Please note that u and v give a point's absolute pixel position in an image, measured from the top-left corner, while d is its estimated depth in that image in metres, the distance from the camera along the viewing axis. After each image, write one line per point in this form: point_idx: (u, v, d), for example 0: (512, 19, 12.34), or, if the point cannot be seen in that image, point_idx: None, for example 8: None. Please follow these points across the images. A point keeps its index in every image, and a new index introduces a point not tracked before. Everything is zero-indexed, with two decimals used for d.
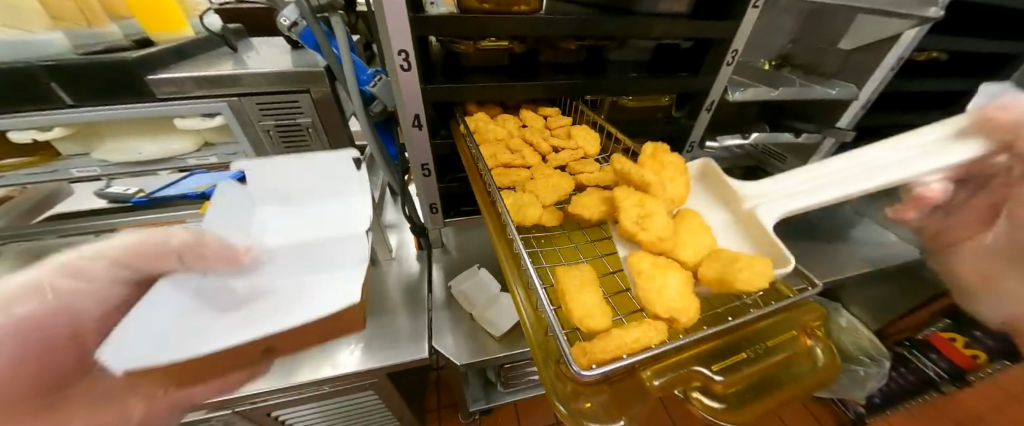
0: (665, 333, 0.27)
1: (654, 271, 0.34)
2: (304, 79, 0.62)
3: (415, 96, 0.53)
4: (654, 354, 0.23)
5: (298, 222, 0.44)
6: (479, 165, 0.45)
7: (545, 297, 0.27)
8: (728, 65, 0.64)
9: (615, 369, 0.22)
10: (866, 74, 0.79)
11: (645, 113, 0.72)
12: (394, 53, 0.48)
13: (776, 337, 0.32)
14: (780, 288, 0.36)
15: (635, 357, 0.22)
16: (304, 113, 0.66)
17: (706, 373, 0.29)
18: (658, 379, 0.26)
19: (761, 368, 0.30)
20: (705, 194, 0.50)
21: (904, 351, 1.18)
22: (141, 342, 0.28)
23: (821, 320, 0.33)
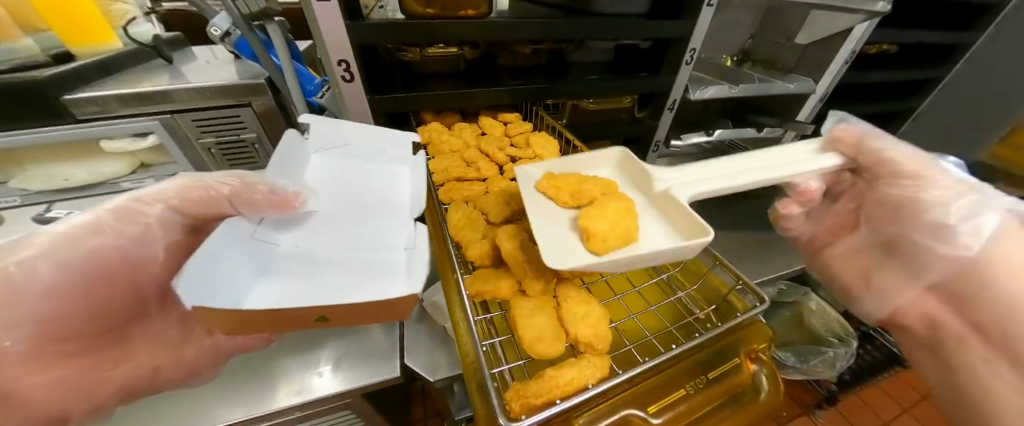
0: (602, 371, 0.28)
1: (584, 299, 0.35)
2: (245, 92, 0.58)
3: (362, 108, 0.50)
4: (580, 401, 0.24)
5: (345, 188, 0.40)
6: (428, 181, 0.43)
7: (478, 334, 0.27)
8: (687, 64, 0.63)
9: (539, 418, 0.22)
10: (822, 67, 0.81)
11: (609, 115, 0.71)
12: (333, 63, 0.45)
13: (724, 364, 0.32)
14: (731, 303, 0.36)
15: (564, 407, 0.23)
16: (247, 128, 0.62)
17: (642, 415, 0.28)
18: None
19: (701, 402, 0.29)
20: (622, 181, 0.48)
21: (869, 330, 1.25)
22: (206, 281, 0.26)
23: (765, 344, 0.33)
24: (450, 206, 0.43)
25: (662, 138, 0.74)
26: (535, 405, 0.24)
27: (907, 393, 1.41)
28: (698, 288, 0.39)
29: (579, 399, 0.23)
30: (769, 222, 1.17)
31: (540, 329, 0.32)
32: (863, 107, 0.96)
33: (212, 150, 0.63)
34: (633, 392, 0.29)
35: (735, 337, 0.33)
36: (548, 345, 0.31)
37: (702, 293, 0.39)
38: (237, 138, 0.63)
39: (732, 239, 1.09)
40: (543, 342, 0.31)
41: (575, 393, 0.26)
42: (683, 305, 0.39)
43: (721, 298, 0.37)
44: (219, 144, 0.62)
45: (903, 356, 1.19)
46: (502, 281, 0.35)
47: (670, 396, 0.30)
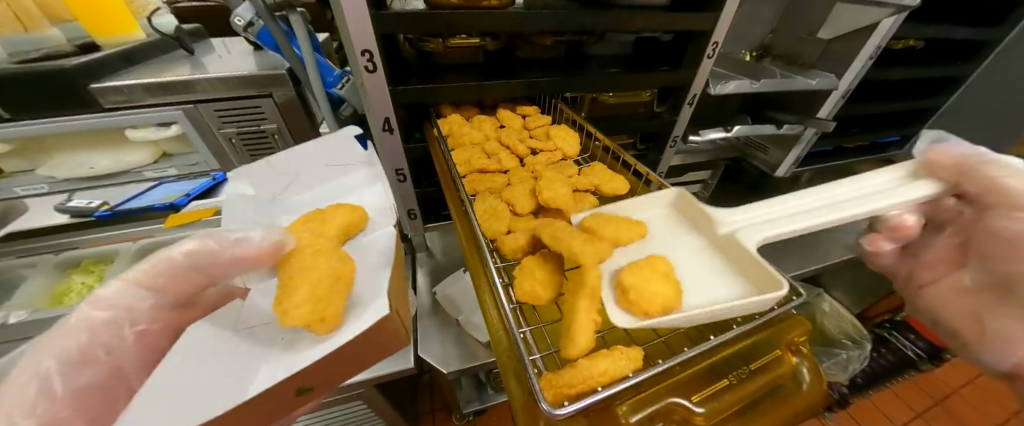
0: (636, 361, 0.28)
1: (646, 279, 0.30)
2: (265, 83, 0.58)
3: (383, 99, 0.50)
4: (620, 389, 0.23)
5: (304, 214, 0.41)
6: (451, 170, 0.43)
7: (514, 322, 0.27)
8: (709, 58, 0.62)
9: (583, 405, 0.22)
10: (846, 63, 0.79)
11: (627, 109, 0.70)
12: (357, 53, 0.45)
13: (763, 357, 0.31)
14: None
15: (609, 392, 0.23)
16: (268, 119, 0.63)
17: (687, 404, 0.28)
18: (634, 414, 0.27)
19: (743, 395, 0.29)
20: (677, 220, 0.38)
21: (885, 333, 1.24)
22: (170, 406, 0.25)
23: (805, 336, 0.33)
24: (472, 198, 0.42)
25: (680, 134, 0.73)
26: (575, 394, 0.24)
27: (920, 398, 1.39)
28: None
29: (621, 386, 0.23)
30: None
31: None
32: (887, 105, 0.93)
33: (233, 140, 0.63)
34: (670, 383, 0.29)
35: (772, 332, 0.33)
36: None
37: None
38: (257, 129, 0.63)
39: None
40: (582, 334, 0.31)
41: (617, 381, 0.26)
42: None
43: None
44: (239, 135, 0.63)
45: (919, 360, 1.19)
46: (537, 274, 0.34)
47: (710, 389, 0.29)
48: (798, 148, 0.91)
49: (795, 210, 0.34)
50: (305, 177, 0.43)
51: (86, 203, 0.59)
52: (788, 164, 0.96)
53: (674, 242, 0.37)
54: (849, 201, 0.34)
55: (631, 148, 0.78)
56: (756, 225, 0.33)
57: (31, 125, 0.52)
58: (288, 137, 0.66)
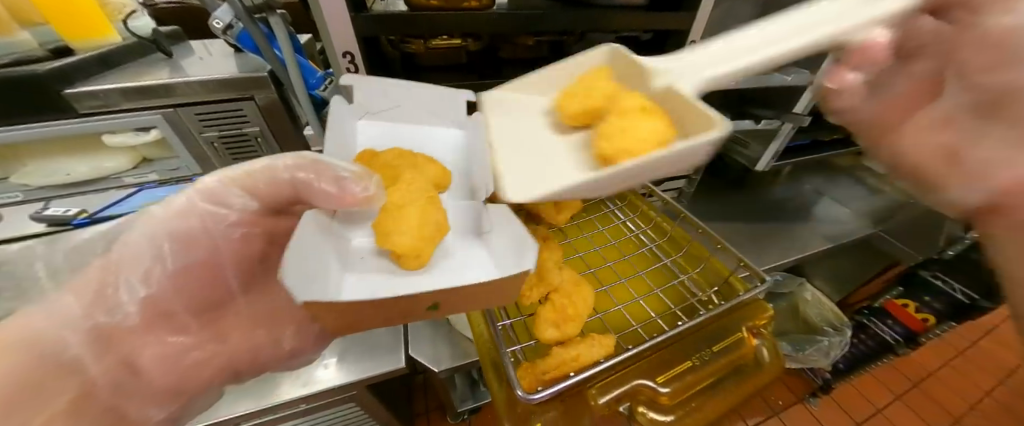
0: (608, 346, 0.28)
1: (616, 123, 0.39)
2: (247, 86, 0.57)
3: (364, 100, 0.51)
4: (586, 374, 0.25)
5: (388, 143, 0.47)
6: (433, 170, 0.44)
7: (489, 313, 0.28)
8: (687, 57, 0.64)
9: (552, 391, 0.23)
10: (819, 59, 0.82)
11: None
12: (338, 55, 0.46)
13: (729, 339, 0.33)
14: (732, 284, 0.37)
15: (577, 377, 0.24)
16: (250, 122, 0.62)
17: (653, 385, 0.29)
18: (604, 397, 0.28)
19: (707, 375, 0.30)
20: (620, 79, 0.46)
21: (863, 318, 1.24)
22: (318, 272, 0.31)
23: (767, 319, 0.34)
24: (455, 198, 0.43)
25: None
26: (545, 381, 0.25)
27: (899, 381, 1.44)
28: (700, 270, 0.40)
29: (588, 371, 0.24)
30: (767, 214, 1.18)
31: (552, 311, 0.33)
32: None
33: (215, 144, 0.63)
34: (641, 367, 0.31)
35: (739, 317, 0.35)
36: (565, 326, 0.32)
37: (705, 276, 0.40)
38: (240, 132, 0.63)
39: (728, 231, 1.11)
40: (557, 326, 0.32)
41: (589, 365, 0.27)
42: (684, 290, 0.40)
43: (722, 279, 0.38)
44: (222, 138, 0.62)
45: (897, 345, 1.19)
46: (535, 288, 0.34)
47: (677, 371, 0.31)
48: (776, 143, 0.94)
49: (737, 48, 0.38)
50: (406, 107, 0.48)
51: (63, 211, 0.58)
52: (768, 159, 0.98)
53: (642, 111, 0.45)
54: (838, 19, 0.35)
55: None
56: (691, 76, 0.39)
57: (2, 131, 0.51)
58: (272, 140, 0.65)
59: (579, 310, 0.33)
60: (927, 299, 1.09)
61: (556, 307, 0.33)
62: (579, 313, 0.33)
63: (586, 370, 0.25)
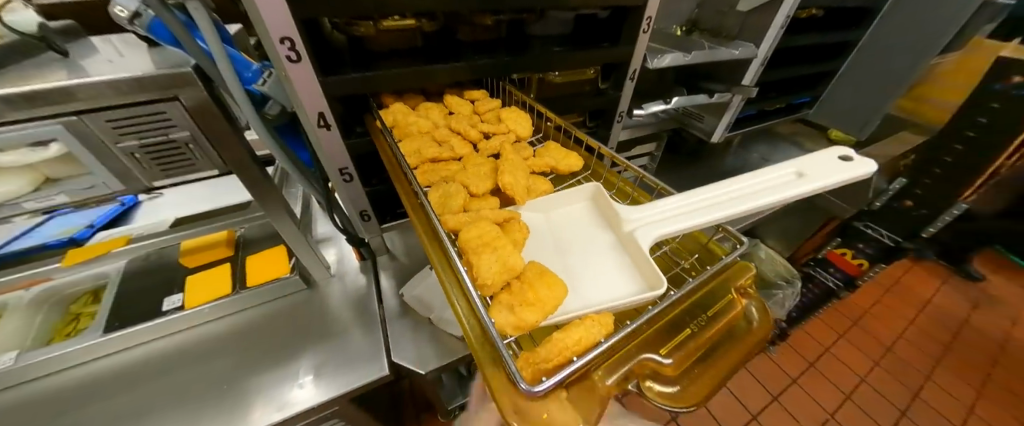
0: (610, 325, 0.27)
1: (481, 247, 0.29)
2: (167, 83, 0.49)
3: (312, 92, 0.45)
4: (592, 357, 0.23)
5: None
6: (399, 162, 0.39)
7: (481, 305, 0.25)
8: (644, 33, 0.65)
9: (559, 380, 0.22)
10: (761, 33, 0.86)
11: (573, 87, 0.71)
12: (274, 42, 0.40)
13: (719, 303, 0.34)
14: (711, 248, 0.38)
15: (590, 358, 0.23)
16: (178, 126, 0.54)
17: (657, 358, 0.29)
18: (610, 377, 0.27)
19: (704, 340, 0.31)
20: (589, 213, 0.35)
21: (811, 269, 1.38)
22: None
23: (750, 279, 0.36)
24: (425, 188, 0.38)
25: (626, 108, 0.76)
26: (549, 370, 0.24)
27: (841, 322, 1.62)
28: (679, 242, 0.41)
29: (600, 350, 0.23)
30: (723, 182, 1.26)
31: (513, 295, 0.27)
32: (798, 69, 1.04)
33: (137, 156, 0.54)
34: (641, 341, 0.30)
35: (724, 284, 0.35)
36: (526, 314, 0.26)
37: (687, 245, 0.40)
38: (166, 138, 0.54)
39: None
40: (513, 310, 0.26)
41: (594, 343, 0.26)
42: (664, 263, 0.40)
43: (702, 246, 0.38)
44: (145, 148, 0.54)
45: (838, 289, 1.33)
46: (487, 266, 0.28)
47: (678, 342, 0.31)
48: (727, 115, 0.99)
49: (711, 201, 0.31)
50: None
51: None
52: (722, 131, 1.03)
53: (591, 240, 0.33)
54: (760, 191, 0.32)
55: (581, 126, 0.80)
56: (659, 221, 0.31)
57: None
58: (208, 146, 0.57)
59: (542, 295, 0.27)
60: (860, 245, 1.22)
61: (518, 298, 0.27)
62: (542, 299, 0.27)
63: (597, 349, 0.24)
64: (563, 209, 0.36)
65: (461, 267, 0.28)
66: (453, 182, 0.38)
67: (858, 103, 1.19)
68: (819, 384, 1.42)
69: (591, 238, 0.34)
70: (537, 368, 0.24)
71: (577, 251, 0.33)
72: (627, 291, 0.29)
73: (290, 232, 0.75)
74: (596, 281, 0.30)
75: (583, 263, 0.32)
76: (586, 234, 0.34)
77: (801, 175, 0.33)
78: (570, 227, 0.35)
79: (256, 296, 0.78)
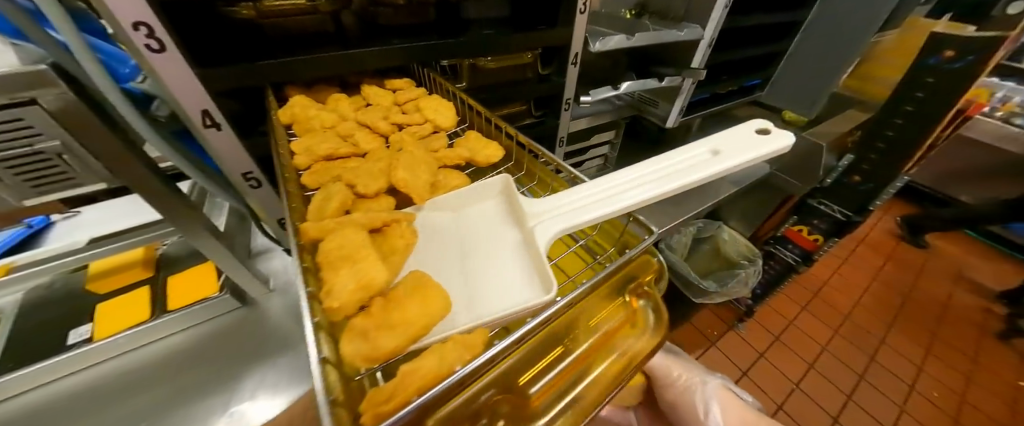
0: (477, 345, 0.23)
1: (341, 259, 0.25)
2: (21, 84, 0.39)
3: (188, 88, 0.39)
4: (433, 395, 0.18)
5: None
6: (282, 161, 0.34)
7: (310, 331, 0.20)
8: (581, 13, 0.61)
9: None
10: (706, 14, 0.85)
11: (514, 74, 0.67)
12: (128, 28, 0.33)
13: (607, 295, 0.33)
14: (630, 235, 0.31)
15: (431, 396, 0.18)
16: (46, 135, 0.44)
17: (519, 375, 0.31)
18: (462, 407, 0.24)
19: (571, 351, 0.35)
20: (497, 211, 0.32)
21: (772, 247, 1.41)
22: None
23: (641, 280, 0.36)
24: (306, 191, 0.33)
25: (572, 95, 0.73)
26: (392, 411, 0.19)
27: (802, 294, 1.69)
28: (599, 233, 0.35)
29: (447, 383, 0.19)
30: None
31: (369, 318, 0.23)
32: (746, 50, 1.05)
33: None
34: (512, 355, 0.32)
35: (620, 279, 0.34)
36: (381, 338, 0.22)
37: (603, 238, 0.34)
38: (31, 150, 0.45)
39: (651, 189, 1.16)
40: (367, 336, 0.22)
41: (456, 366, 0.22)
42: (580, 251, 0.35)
43: (618, 237, 0.32)
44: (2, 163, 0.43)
45: (797, 264, 1.36)
46: (343, 284, 0.23)
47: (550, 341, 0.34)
48: (679, 99, 0.98)
49: (625, 186, 0.30)
50: None
51: None
52: (676, 115, 1.03)
53: (495, 241, 0.30)
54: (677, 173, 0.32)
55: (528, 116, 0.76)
56: (573, 210, 0.29)
57: None
58: (88, 155, 0.49)
59: (410, 313, 0.23)
60: (814, 222, 1.26)
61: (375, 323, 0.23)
62: (409, 316, 0.23)
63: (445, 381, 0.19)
64: (471, 207, 0.32)
65: (303, 286, 0.22)
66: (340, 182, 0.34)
67: (804, 83, 1.22)
68: (784, 355, 1.47)
69: (495, 241, 0.30)
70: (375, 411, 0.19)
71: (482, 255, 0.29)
72: (519, 299, 0.25)
73: (215, 249, 0.67)
74: (498, 287, 0.27)
75: (485, 267, 0.28)
76: (493, 235, 0.30)
77: (716, 153, 0.34)
78: (477, 227, 0.31)
79: (180, 320, 0.69)
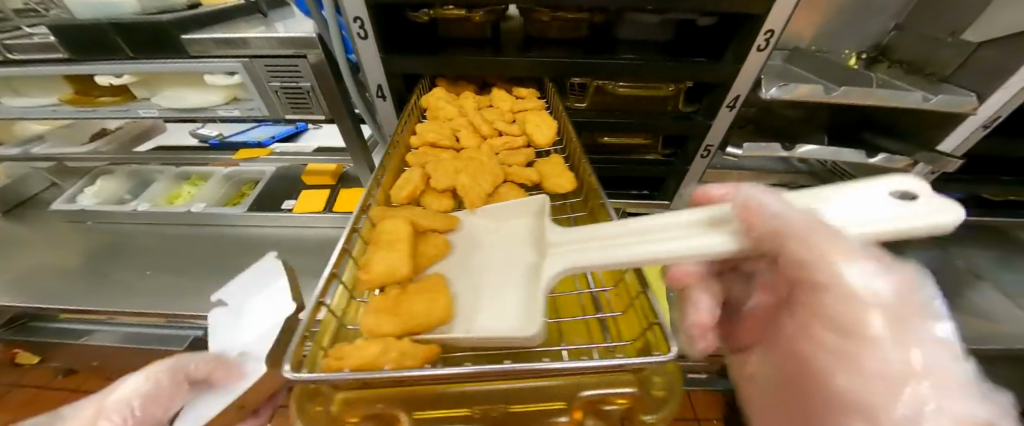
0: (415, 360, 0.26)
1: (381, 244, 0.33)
2: (303, 45, 0.64)
3: (376, 67, 0.52)
4: (364, 380, 0.21)
5: None
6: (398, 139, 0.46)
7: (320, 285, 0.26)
8: (758, 51, 0.51)
9: (318, 380, 0.20)
10: (997, 79, 0.55)
11: (649, 104, 0.62)
12: (349, 20, 0.47)
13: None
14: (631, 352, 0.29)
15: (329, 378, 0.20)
16: (304, 77, 0.69)
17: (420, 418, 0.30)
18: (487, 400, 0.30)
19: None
20: (517, 228, 0.36)
21: None
22: None
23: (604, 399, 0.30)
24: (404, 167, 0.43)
25: (716, 143, 0.62)
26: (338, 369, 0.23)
27: None
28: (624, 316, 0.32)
29: (381, 373, 0.21)
30: None
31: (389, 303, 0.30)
32: None
33: (279, 94, 0.71)
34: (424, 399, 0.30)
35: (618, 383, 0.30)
36: (395, 319, 0.29)
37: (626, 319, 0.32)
38: (297, 86, 0.70)
39: None
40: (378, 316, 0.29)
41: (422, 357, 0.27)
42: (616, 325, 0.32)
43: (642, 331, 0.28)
44: (284, 89, 0.71)
45: None
46: (377, 266, 0.31)
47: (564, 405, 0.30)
48: None
49: (611, 237, 0.29)
50: None
51: (208, 133, 1.12)
52: None
53: (513, 256, 0.34)
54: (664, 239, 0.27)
55: (653, 151, 0.70)
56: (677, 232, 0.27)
57: (158, 64, 0.67)
58: (322, 97, 0.71)
59: (414, 310, 0.29)
60: None
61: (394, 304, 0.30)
62: (414, 314, 0.29)
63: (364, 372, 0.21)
64: (499, 219, 0.38)
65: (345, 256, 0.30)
66: (422, 169, 0.43)
67: None
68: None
69: (501, 256, 0.35)
70: (340, 362, 0.24)
71: (491, 269, 0.34)
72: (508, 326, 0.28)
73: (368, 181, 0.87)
74: (490, 311, 0.30)
75: (493, 283, 0.32)
76: (507, 248, 0.35)
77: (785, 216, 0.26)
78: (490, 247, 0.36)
79: (339, 220, 0.96)
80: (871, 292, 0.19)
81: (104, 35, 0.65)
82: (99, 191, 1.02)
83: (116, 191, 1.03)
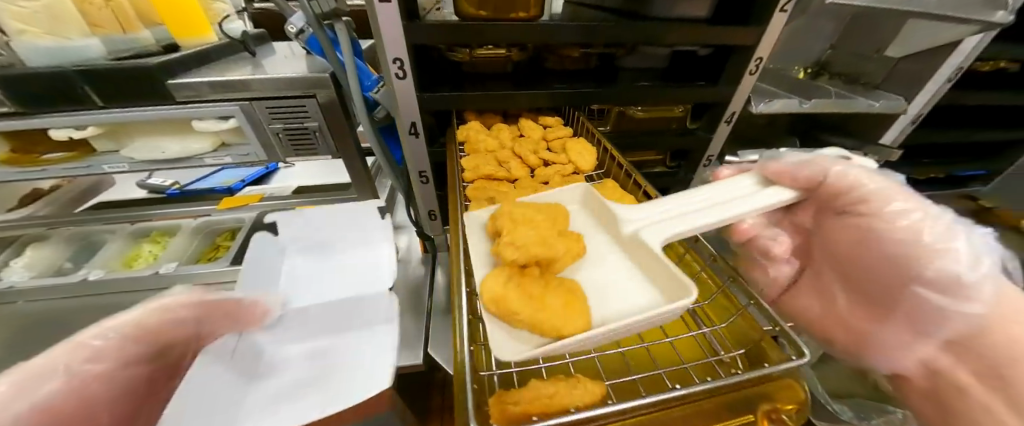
0: (590, 397, 0.26)
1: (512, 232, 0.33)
2: (311, 85, 0.62)
3: (411, 104, 0.53)
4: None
5: None
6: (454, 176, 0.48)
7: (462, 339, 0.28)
8: (751, 74, 0.60)
9: None
10: (918, 84, 0.73)
11: (657, 124, 0.68)
12: (388, 61, 0.47)
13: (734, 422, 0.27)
14: (762, 350, 0.30)
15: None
16: (312, 117, 0.66)
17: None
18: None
19: None
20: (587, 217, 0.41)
21: None
22: None
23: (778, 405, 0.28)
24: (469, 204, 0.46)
25: (715, 153, 0.70)
26: (519, 414, 0.25)
27: None
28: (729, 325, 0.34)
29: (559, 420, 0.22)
30: None
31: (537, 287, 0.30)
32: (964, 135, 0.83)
33: (280, 136, 0.67)
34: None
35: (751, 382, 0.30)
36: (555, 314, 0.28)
37: (715, 311, 0.36)
38: (302, 127, 0.67)
39: None
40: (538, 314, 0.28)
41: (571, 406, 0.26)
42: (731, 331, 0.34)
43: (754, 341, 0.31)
44: (287, 131, 0.67)
45: None
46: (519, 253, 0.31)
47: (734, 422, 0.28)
48: None
49: (688, 204, 0.36)
50: None
51: (161, 182, 0.99)
52: None
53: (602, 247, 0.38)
54: (720, 202, 0.36)
55: (659, 164, 0.76)
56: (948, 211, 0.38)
57: (135, 112, 0.60)
58: (329, 136, 0.69)
59: (557, 307, 0.29)
60: None
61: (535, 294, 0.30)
62: (555, 309, 0.29)
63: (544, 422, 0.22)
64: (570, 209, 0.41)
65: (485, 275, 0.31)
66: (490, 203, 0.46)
67: None
68: None
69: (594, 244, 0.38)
70: (504, 414, 0.25)
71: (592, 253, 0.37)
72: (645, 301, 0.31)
73: None
74: (629, 297, 0.32)
75: (611, 275, 0.35)
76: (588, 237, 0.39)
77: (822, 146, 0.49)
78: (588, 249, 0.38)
79: None
80: (965, 254, 0.34)
81: (68, 84, 0.57)
82: (33, 262, 0.85)
83: (55, 260, 0.87)
